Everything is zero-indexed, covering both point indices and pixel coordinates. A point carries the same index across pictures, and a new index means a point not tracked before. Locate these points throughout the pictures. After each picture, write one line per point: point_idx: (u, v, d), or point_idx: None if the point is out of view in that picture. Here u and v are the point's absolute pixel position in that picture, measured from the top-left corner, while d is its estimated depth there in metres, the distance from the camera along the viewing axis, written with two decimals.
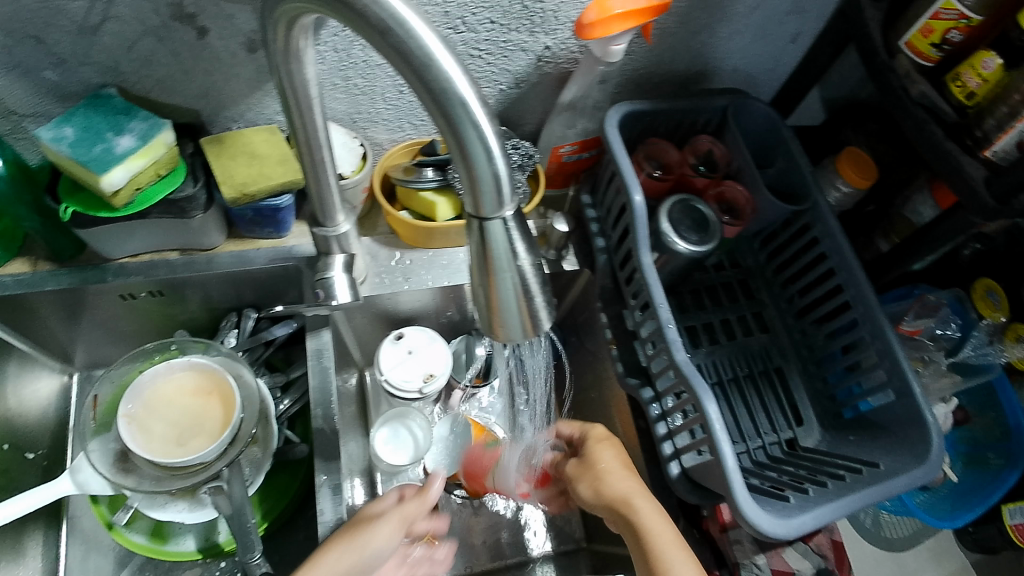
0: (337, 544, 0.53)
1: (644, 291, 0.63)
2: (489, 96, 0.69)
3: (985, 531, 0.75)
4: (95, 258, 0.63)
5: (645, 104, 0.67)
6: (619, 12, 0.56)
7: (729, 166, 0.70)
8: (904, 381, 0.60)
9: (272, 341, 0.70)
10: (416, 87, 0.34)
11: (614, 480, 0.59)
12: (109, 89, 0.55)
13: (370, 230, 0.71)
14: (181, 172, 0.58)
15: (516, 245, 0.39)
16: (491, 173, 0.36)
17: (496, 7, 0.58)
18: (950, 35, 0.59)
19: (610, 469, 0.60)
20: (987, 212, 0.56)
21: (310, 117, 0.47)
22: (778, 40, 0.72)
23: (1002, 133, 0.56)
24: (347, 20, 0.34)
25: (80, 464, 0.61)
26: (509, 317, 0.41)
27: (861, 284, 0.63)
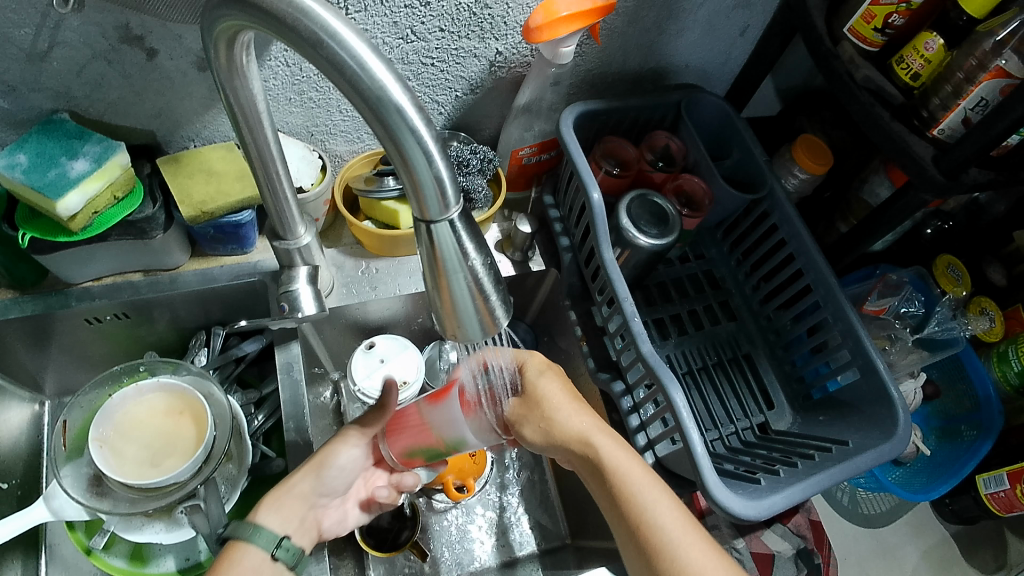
0: (302, 469, 0.56)
1: (609, 286, 0.64)
2: (446, 103, 0.70)
3: (962, 501, 0.76)
4: (58, 284, 0.63)
5: (599, 103, 0.68)
6: (564, 15, 0.57)
7: (686, 159, 0.72)
8: (867, 359, 0.61)
9: (242, 358, 0.70)
10: (353, 96, 0.35)
11: (566, 418, 0.55)
12: (62, 114, 0.55)
13: (334, 241, 0.72)
14: (138, 193, 0.58)
15: (465, 246, 0.39)
16: (433, 176, 0.36)
17: (444, 14, 0.59)
18: (892, 19, 0.60)
19: (553, 404, 0.55)
20: (937, 189, 0.58)
21: (260, 132, 0.47)
22: (728, 34, 0.73)
23: (948, 112, 0.58)
24: (281, 36, 0.35)
25: (53, 491, 0.60)
26: (464, 318, 0.41)
27: (820, 267, 0.64)
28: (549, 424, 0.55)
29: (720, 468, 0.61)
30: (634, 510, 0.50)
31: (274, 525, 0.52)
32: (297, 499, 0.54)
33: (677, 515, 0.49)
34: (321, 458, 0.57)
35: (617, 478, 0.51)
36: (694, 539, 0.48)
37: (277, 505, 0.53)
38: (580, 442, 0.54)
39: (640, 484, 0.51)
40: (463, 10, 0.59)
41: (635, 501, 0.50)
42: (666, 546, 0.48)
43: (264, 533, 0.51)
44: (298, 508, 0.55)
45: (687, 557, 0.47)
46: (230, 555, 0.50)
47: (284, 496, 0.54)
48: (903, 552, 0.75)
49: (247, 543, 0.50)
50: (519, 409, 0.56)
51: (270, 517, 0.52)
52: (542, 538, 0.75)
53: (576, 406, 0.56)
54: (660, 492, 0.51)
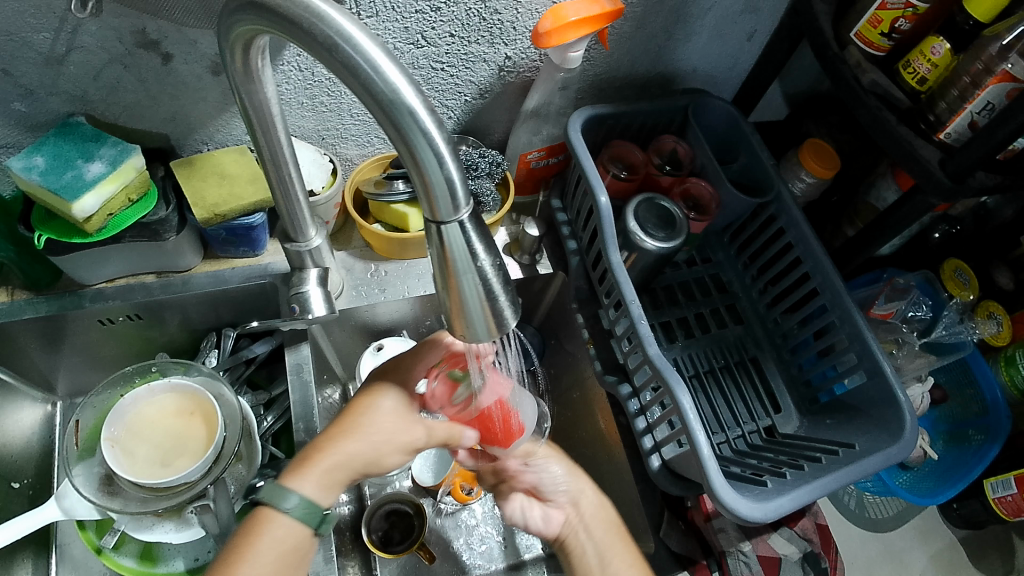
0: (335, 438, 0.50)
1: (616, 289, 0.64)
2: (455, 107, 0.71)
3: (969, 506, 0.76)
4: (72, 285, 0.64)
5: (607, 107, 0.69)
6: (573, 20, 0.58)
7: (693, 163, 0.72)
8: (875, 362, 0.61)
9: (253, 359, 0.71)
10: (366, 99, 0.36)
11: (553, 482, 0.63)
12: (78, 117, 0.56)
13: (344, 244, 0.72)
14: (153, 196, 0.59)
15: (475, 247, 0.39)
16: (444, 178, 0.37)
17: (454, 20, 0.60)
18: (898, 24, 0.61)
19: (572, 460, 0.65)
20: (944, 192, 0.58)
21: (273, 135, 0.48)
22: (735, 40, 0.73)
23: (955, 115, 0.58)
24: (297, 40, 0.36)
25: (64, 490, 0.61)
26: (473, 319, 0.41)
27: (827, 270, 0.64)
28: (536, 489, 0.64)
29: (726, 471, 0.61)
30: (599, 566, 0.57)
31: (309, 493, 0.47)
32: (342, 467, 0.49)
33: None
34: (360, 426, 0.51)
35: (614, 547, 0.58)
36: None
37: (314, 472, 0.48)
38: (566, 508, 0.62)
39: (610, 547, 0.59)
40: (473, 15, 0.60)
41: (600, 561, 0.57)
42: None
43: (297, 501, 0.46)
44: (344, 476, 0.49)
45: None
46: (256, 525, 0.45)
47: (321, 466, 0.48)
48: (911, 556, 0.75)
49: (276, 508, 0.45)
50: (550, 453, 0.64)
51: (307, 484, 0.47)
52: (550, 541, 0.75)
53: (573, 477, 0.64)
54: (629, 560, 0.58)
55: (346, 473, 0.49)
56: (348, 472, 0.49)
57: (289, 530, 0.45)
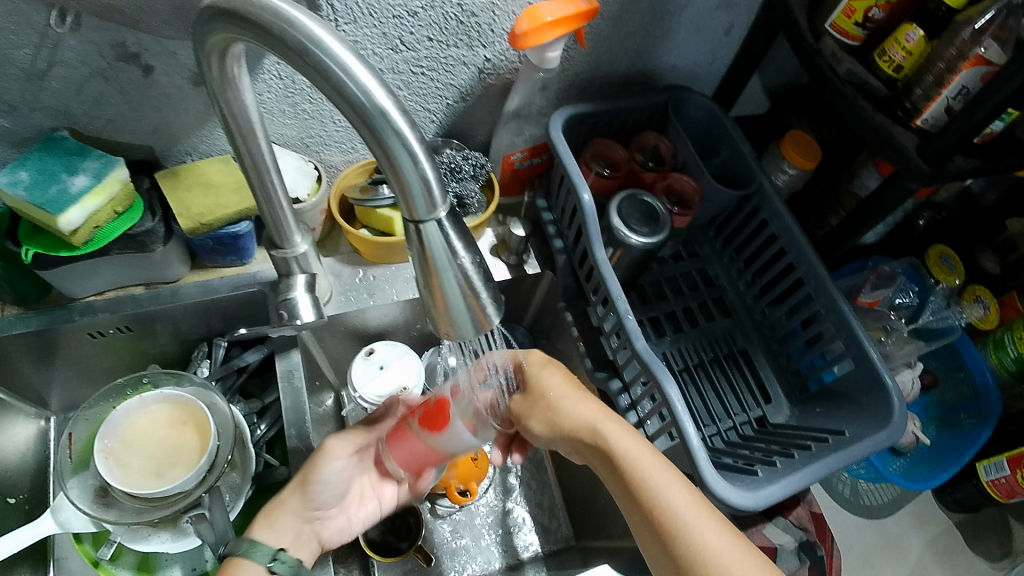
0: (288, 489, 0.56)
1: (602, 285, 0.65)
2: (437, 111, 0.71)
3: (964, 490, 0.76)
4: (61, 299, 0.65)
5: (588, 106, 0.70)
6: (549, 20, 0.58)
7: (675, 159, 0.73)
8: (861, 348, 0.61)
9: (245, 368, 0.71)
10: (339, 102, 0.36)
11: (572, 408, 0.57)
12: (62, 132, 0.57)
13: (332, 250, 0.73)
14: (139, 208, 0.59)
15: (453, 244, 0.39)
16: (419, 176, 0.37)
17: (432, 24, 0.60)
18: (872, 13, 0.61)
19: (557, 397, 0.58)
20: (923, 178, 0.58)
21: (254, 143, 0.48)
22: (713, 35, 0.74)
23: (931, 101, 0.59)
24: (269, 46, 0.36)
25: (59, 504, 0.61)
26: (456, 315, 0.41)
27: (811, 260, 0.64)
28: (558, 414, 0.57)
29: (718, 462, 0.61)
30: (644, 493, 0.49)
31: (268, 540, 0.53)
32: (287, 513, 0.55)
33: (690, 500, 0.49)
34: (307, 475, 0.56)
35: (627, 467, 0.51)
36: (706, 520, 0.47)
37: (270, 522, 0.53)
38: (589, 431, 0.55)
39: (650, 467, 0.51)
40: (450, 19, 0.60)
41: (646, 486, 0.50)
42: (681, 527, 0.47)
43: (260, 547, 0.52)
44: (291, 522, 0.55)
45: (690, 537, 0.46)
46: (228, 570, 0.50)
47: (275, 517, 0.54)
48: (908, 541, 0.75)
49: (244, 558, 0.51)
50: (523, 404, 0.59)
51: (266, 532, 0.53)
52: (546, 539, 0.75)
53: (580, 396, 0.58)
54: (672, 477, 0.50)
55: (292, 517, 0.55)
56: (292, 522, 0.55)
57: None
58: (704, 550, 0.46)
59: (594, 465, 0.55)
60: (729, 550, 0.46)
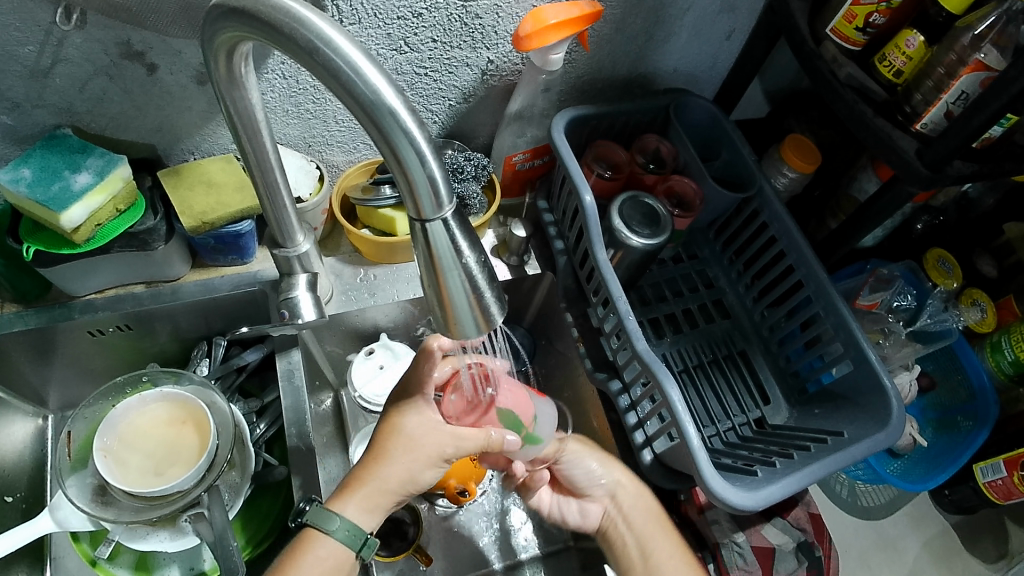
0: (384, 458, 0.53)
1: (604, 287, 0.65)
2: (440, 112, 0.71)
3: (960, 491, 0.76)
4: (62, 296, 0.64)
5: (590, 108, 0.70)
6: (553, 23, 0.59)
7: (676, 161, 0.73)
8: (860, 351, 0.62)
9: (244, 367, 0.71)
10: (348, 101, 0.36)
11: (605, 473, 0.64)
12: (64, 129, 0.57)
13: (333, 250, 0.73)
14: (141, 206, 0.59)
15: (459, 244, 0.40)
16: (427, 176, 0.38)
17: (436, 25, 0.60)
18: (872, 18, 0.62)
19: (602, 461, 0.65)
20: (922, 182, 0.59)
21: (259, 141, 0.48)
22: (714, 39, 0.75)
23: (930, 106, 0.59)
24: (278, 44, 0.36)
25: (57, 502, 0.61)
26: (461, 315, 0.42)
27: (811, 262, 0.65)
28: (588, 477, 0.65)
29: (717, 462, 0.61)
30: (650, 545, 0.62)
31: (359, 520, 0.52)
32: (383, 491, 0.52)
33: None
34: (404, 444, 0.53)
35: (641, 522, 0.63)
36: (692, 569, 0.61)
37: (368, 501, 0.52)
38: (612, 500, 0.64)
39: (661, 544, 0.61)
40: (454, 20, 0.61)
41: (655, 546, 0.62)
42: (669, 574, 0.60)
43: (343, 522, 0.51)
44: (388, 500, 0.53)
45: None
46: (303, 545, 0.50)
47: (370, 490, 0.52)
48: (904, 543, 0.76)
49: (322, 533, 0.50)
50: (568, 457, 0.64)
51: (349, 507, 0.52)
52: (546, 540, 0.75)
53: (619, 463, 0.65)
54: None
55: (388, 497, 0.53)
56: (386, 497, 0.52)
57: (334, 550, 0.50)
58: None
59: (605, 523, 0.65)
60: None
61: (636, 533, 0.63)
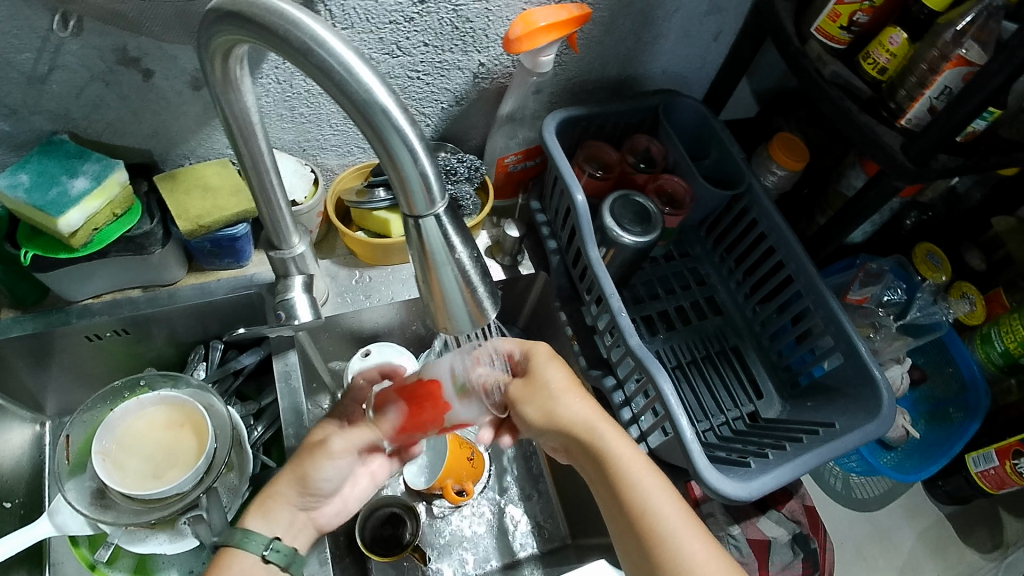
0: (284, 476, 0.55)
1: (596, 285, 0.66)
2: (433, 115, 0.72)
3: (954, 482, 0.77)
4: (59, 301, 0.65)
5: (580, 108, 0.71)
6: (542, 26, 0.60)
7: (666, 161, 0.74)
8: (850, 343, 0.63)
9: (241, 370, 0.72)
10: (342, 100, 0.37)
11: (569, 405, 0.55)
12: (61, 135, 0.57)
13: (328, 253, 0.73)
14: (137, 210, 0.60)
15: (452, 239, 0.40)
16: (419, 173, 0.38)
17: (427, 30, 0.62)
18: (856, 17, 0.63)
19: (558, 390, 0.56)
20: (908, 175, 0.60)
21: (254, 144, 0.49)
22: (701, 40, 0.76)
23: (914, 101, 0.60)
24: (274, 46, 0.37)
25: (57, 506, 0.61)
26: (454, 309, 0.42)
27: (800, 257, 0.66)
28: (554, 407, 0.55)
29: (712, 455, 0.62)
30: (632, 498, 0.50)
31: (264, 529, 0.52)
32: (283, 500, 0.54)
33: (674, 508, 0.50)
34: (307, 464, 0.55)
35: (618, 468, 0.51)
36: (693, 531, 0.48)
37: (264, 512, 0.53)
38: (582, 430, 0.54)
39: (638, 473, 0.51)
40: (445, 24, 0.62)
41: (634, 491, 0.50)
42: (665, 540, 0.48)
43: (256, 536, 0.51)
44: (287, 512, 0.54)
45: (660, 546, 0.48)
46: (223, 561, 0.50)
47: (267, 506, 0.53)
48: (899, 534, 0.76)
49: (239, 548, 0.51)
50: (521, 391, 0.56)
51: (256, 522, 0.53)
52: (544, 538, 0.76)
53: (581, 393, 0.56)
54: (660, 484, 0.51)
55: (291, 505, 0.54)
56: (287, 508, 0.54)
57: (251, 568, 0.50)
58: (684, 559, 0.47)
59: (578, 460, 0.55)
60: (711, 559, 0.47)
61: (613, 477, 0.51)
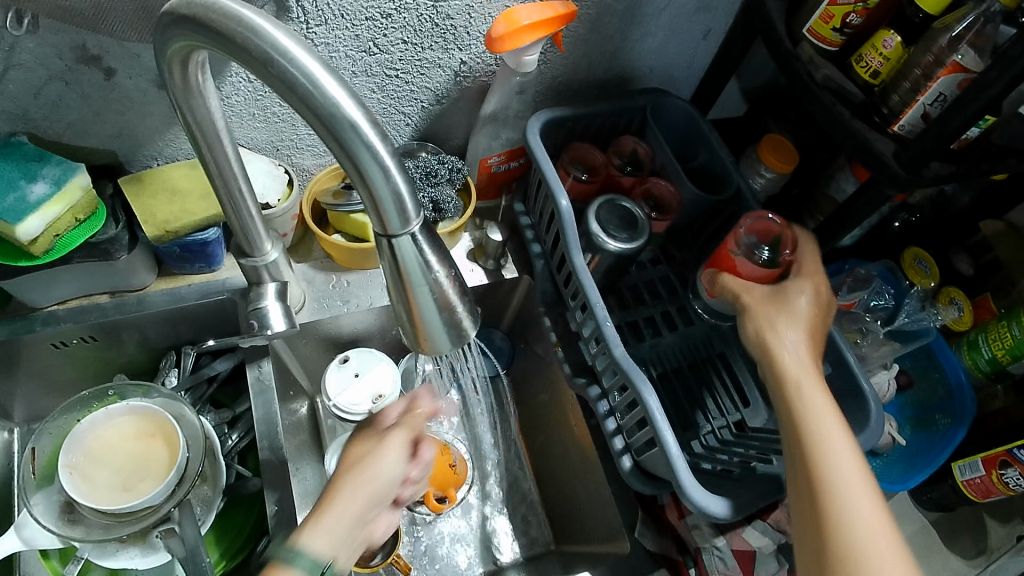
0: (345, 488, 0.49)
1: (581, 291, 0.64)
2: (412, 115, 0.70)
3: (939, 490, 0.77)
4: (22, 308, 0.62)
5: (566, 109, 0.69)
6: (527, 24, 0.58)
7: (653, 163, 0.72)
8: (839, 353, 0.61)
9: (215, 377, 0.70)
10: (306, 114, 0.35)
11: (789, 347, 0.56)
12: (20, 136, 0.54)
13: (304, 256, 0.71)
14: (101, 215, 0.57)
15: (428, 258, 0.39)
16: (391, 191, 0.36)
17: (406, 26, 0.59)
18: (849, 18, 0.62)
19: (780, 326, 0.57)
20: (900, 183, 0.59)
21: (220, 149, 0.46)
22: (690, 38, 0.74)
23: (907, 107, 0.59)
24: (232, 54, 0.35)
25: (24, 521, 0.59)
26: (433, 331, 0.41)
27: (789, 264, 0.65)
28: (771, 343, 0.57)
29: None
30: (830, 478, 0.50)
31: (317, 548, 0.46)
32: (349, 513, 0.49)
33: (881, 521, 0.49)
34: (367, 470, 0.50)
35: (815, 437, 0.52)
36: (868, 498, 0.50)
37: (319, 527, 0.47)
38: (793, 390, 0.54)
39: (846, 478, 0.50)
40: (425, 21, 0.59)
41: (835, 501, 0.49)
42: (841, 517, 0.49)
43: (305, 557, 0.45)
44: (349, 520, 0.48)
45: (875, 534, 0.48)
46: None
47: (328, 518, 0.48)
48: None
49: (288, 565, 0.44)
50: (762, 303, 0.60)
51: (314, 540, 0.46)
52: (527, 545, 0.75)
53: (812, 373, 0.55)
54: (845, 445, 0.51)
55: (349, 522, 0.48)
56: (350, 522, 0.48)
57: None
58: (858, 556, 0.48)
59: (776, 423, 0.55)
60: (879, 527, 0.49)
61: (814, 459, 0.51)
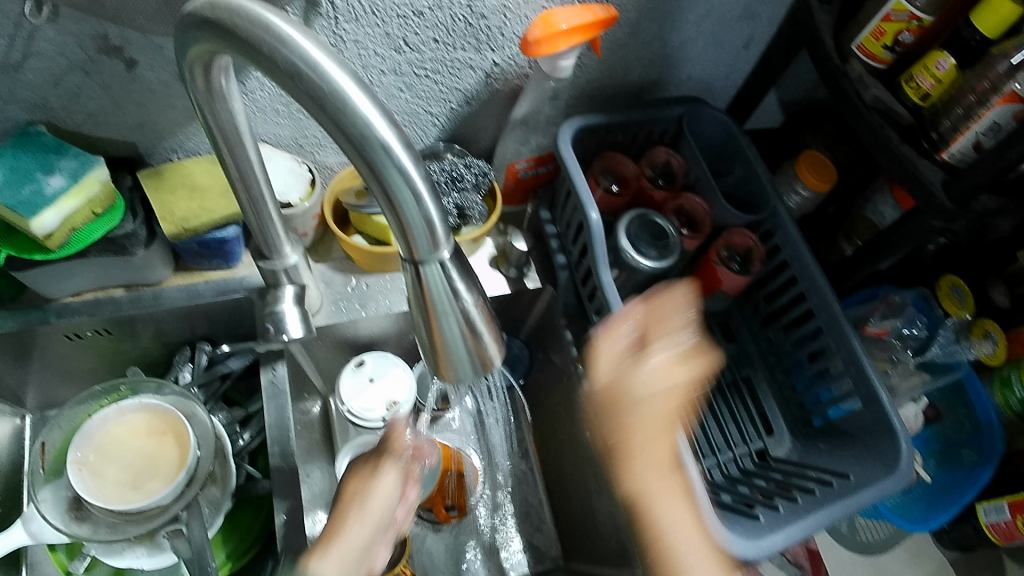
0: (350, 514, 0.48)
1: (606, 308, 0.62)
2: (440, 115, 0.68)
3: (962, 528, 0.75)
4: (37, 298, 0.61)
5: (600, 117, 0.66)
6: (564, 28, 0.55)
7: (687, 177, 0.70)
8: (870, 389, 0.59)
9: (228, 375, 0.68)
10: (336, 133, 0.33)
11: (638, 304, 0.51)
12: (38, 126, 0.53)
13: (323, 256, 0.69)
14: (119, 209, 0.56)
15: (457, 285, 0.37)
16: (422, 216, 0.34)
17: (438, 26, 0.57)
18: (902, 36, 0.58)
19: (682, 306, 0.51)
20: (946, 215, 0.56)
21: (242, 153, 0.45)
22: (731, 46, 0.71)
23: (958, 134, 0.56)
24: (258, 64, 0.33)
25: (30, 514, 0.58)
26: (456, 361, 0.39)
27: (823, 291, 0.62)
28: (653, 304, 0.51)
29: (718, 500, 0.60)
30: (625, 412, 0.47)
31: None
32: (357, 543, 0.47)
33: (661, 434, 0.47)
34: (374, 487, 0.50)
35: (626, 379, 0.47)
36: (660, 429, 0.47)
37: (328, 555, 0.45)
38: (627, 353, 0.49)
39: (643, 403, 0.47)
40: (458, 21, 0.57)
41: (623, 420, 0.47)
42: (628, 433, 0.47)
43: None
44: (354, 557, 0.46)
45: (666, 482, 0.47)
46: None
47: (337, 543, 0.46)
48: None
49: None
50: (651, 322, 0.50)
51: (328, 564, 0.44)
52: (535, 558, 0.74)
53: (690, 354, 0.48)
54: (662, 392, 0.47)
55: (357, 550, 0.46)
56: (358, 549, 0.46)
57: None
58: (640, 471, 0.47)
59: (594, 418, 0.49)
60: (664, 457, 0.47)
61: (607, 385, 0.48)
